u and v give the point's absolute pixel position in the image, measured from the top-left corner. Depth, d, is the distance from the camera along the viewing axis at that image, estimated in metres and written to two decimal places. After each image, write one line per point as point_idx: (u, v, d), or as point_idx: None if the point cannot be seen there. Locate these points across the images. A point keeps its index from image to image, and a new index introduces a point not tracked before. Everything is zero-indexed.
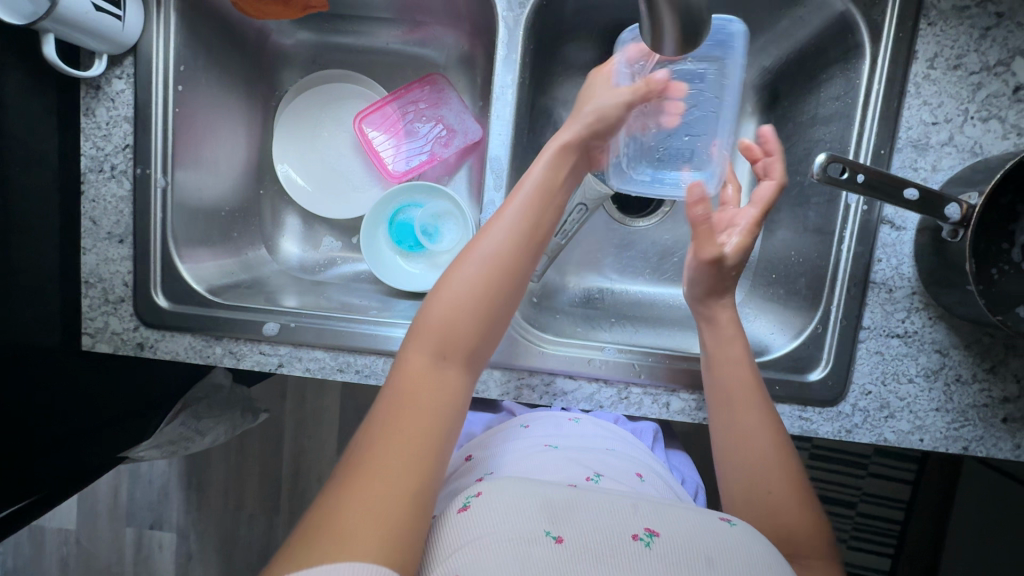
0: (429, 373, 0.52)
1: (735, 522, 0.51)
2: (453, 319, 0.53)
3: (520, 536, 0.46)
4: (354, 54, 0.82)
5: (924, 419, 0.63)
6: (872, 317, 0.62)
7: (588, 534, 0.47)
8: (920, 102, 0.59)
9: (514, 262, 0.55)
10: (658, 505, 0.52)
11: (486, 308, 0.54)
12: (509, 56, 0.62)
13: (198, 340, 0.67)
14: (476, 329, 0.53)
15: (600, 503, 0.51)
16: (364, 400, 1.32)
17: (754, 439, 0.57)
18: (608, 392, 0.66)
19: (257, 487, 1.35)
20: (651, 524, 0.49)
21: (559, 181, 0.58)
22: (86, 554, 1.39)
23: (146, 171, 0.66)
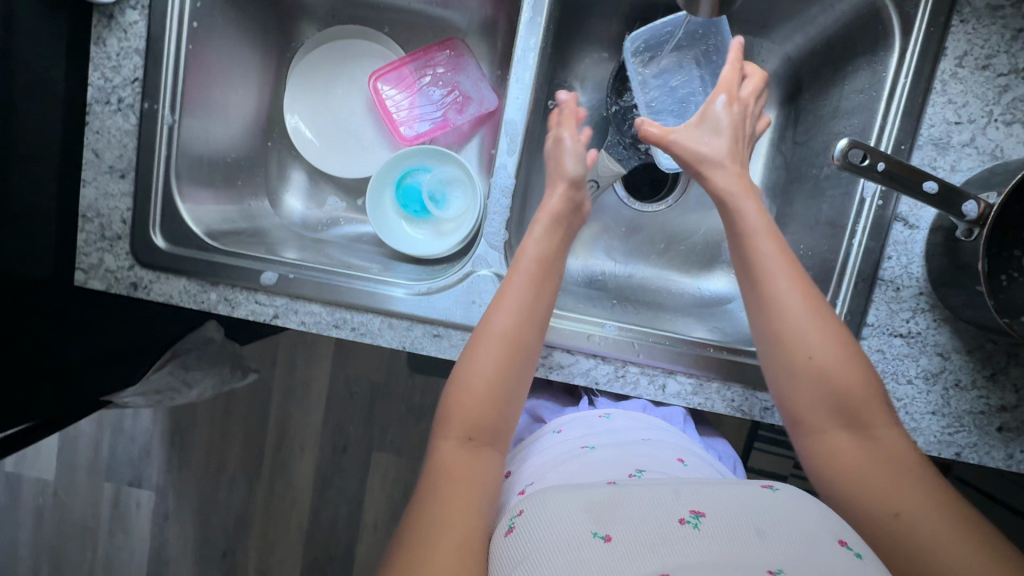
0: (466, 454, 0.56)
1: (777, 488, 0.51)
2: (475, 397, 0.57)
3: (568, 540, 0.45)
4: (374, 11, 0.80)
5: (919, 421, 0.62)
6: (877, 314, 0.62)
7: (636, 527, 0.46)
8: (945, 100, 0.58)
9: (524, 325, 0.59)
10: (700, 485, 0.50)
11: (504, 373, 0.58)
12: (533, 19, 0.61)
13: (193, 285, 0.66)
14: (496, 396, 0.58)
15: (642, 492, 0.49)
16: (355, 372, 1.31)
17: (790, 312, 0.56)
18: (605, 369, 0.65)
19: (240, 452, 1.34)
20: (696, 505, 0.48)
21: (552, 256, 0.63)
22: (62, 506, 1.37)
23: (153, 106, 0.64)
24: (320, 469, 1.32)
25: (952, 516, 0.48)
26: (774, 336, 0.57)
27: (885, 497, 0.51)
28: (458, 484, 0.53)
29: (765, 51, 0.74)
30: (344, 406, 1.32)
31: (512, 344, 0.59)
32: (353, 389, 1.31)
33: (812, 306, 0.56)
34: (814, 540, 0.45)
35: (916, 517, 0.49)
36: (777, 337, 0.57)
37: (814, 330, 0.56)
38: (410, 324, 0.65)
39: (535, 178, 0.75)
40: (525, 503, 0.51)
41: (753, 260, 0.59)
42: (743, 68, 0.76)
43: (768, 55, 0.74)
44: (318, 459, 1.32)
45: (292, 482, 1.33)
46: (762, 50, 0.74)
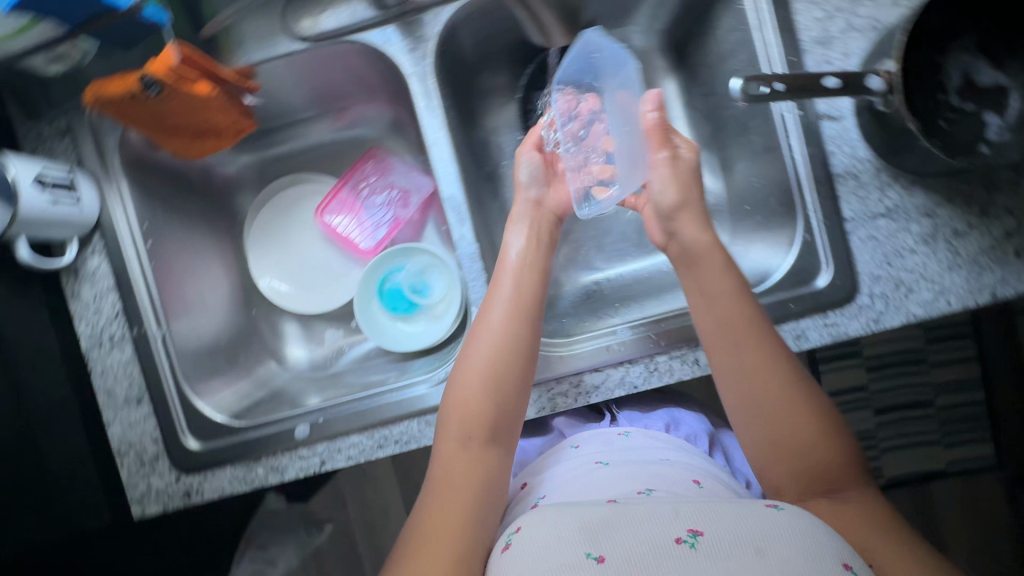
0: (461, 457, 0.59)
1: (782, 507, 0.53)
2: (467, 424, 0.60)
3: (562, 563, 0.49)
4: (295, 158, 0.86)
5: (942, 282, 0.63)
6: (850, 207, 0.63)
7: (627, 543, 0.50)
8: (806, 5, 0.62)
9: (501, 362, 0.61)
10: (697, 504, 0.53)
11: (473, 420, 0.60)
12: (430, 103, 0.67)
13: (239, 468, 0.67)
14: (476, 442, 0.59)
15: (640, 511, 0.53)
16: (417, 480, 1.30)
17: (728, 304, 0.60)
18: (637, 370, 0.65)
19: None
20: (694, 523, 0.51)
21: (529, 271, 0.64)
22: None
23: (142, 329, 0.68)
24: None
25: (909, 547, 0.53)
26: (733, 360, 0.59)
27: (861, 551, 0.53)
28: (446, 501, 0.57)
29: (640, 33, 0.79)
30: None
31: (507, 356, 0.61)
32: None
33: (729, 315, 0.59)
34: (819, 558, 0.48)
35: (886, 564, 0.52)
36: (721, 364, 0.60)
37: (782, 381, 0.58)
38: None
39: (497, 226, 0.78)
40: (521, 519, 0.55)
41: (693, 251, 0.62)
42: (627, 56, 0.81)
43: (644, 35, 0.80)
44: None
45: None
46: (637, 33, 0.79)
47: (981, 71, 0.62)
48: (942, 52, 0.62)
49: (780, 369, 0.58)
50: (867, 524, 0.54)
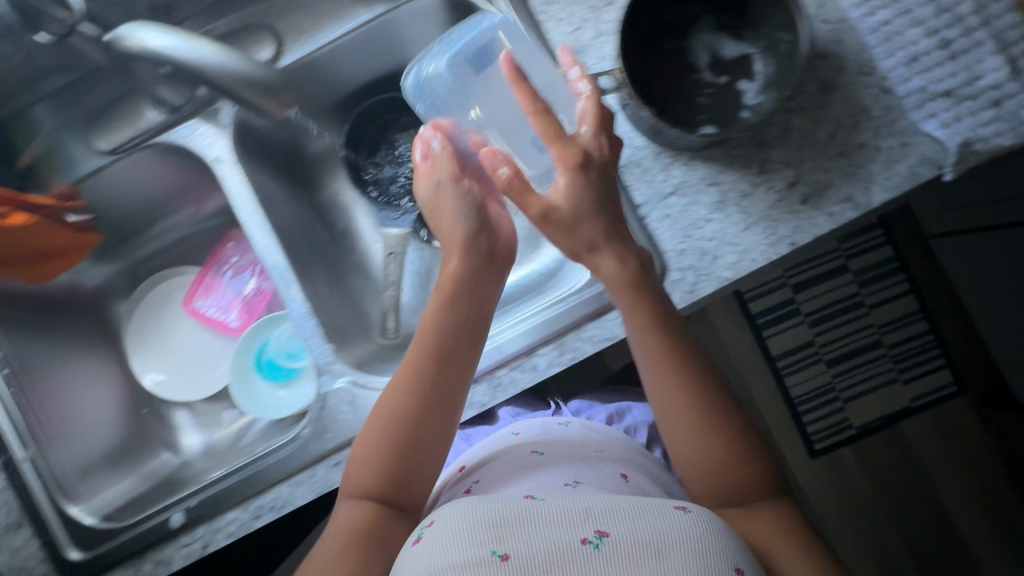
0: (359, 513, 0.58)
1: (688, 509, 0.52)
2: (388, 446, 0.60)
3: (467, 559, 0.48)
4: (160, 256, 0.90)
5: (742, 241, 0.66)
6: (641, 193, 0.67)
7: (535, 541, 0.49)
8: (555, 22, 0.68)
9: (421, 379, 0.62)
10: (611, 507, 0.52)
11: (386, 444, 0.60)
12: (236, 177, 0.70)
13: (130, 569, 0.68)
14: (391, 473, 0.59)
15: (555, 509, 0.52)
16: None
17: (632, 294, 0.60)
18: (482, 387, 0.68)
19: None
20: (603, 522, 0.50)
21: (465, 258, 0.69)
22: None
23: (8, 454, 0.69)
24: None
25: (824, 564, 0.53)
26: (667, 362, 0.62)
27: (757, 546, 0.56)
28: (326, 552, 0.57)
29: None
30: None
31: (430, 355, 0.63)
32: None
33: (656, 325, 0.61)
34: (716, 556, 0.48)
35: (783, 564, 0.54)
36: (652, 366, 0.62)
37: (681, 402, 0.62)
38: (309, 471, 0.67)
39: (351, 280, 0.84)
40: (435, 514, 0.55)
41: (611, 281, 0.61)
42: None
43: None
44: None
45: None
46: None
47: (725, 44, 0.67)
48: (682, 38, 0.67)
49: (698, 386, 0.62)
50: (777, 532, 0.56)
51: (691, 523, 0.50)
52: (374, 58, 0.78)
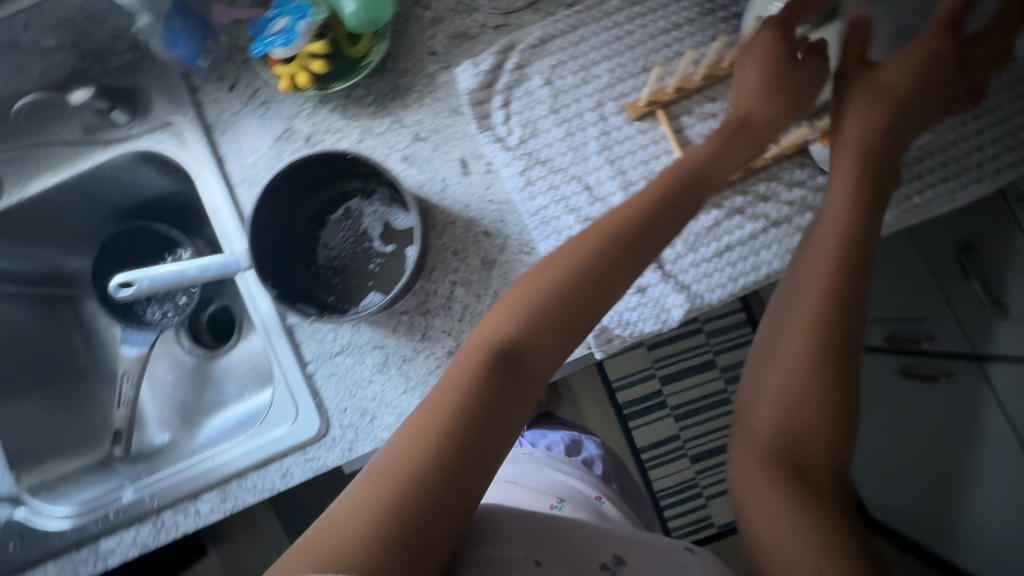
0: (412, 429, 0.45)
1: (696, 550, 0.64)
2: (464, 405, 0.46)
3: (511, 556, 0.55)
4: None
5: (399, 405, 0.69)
6: (311, 350, 0.71)
7: (568, 557, 0.58)
8: (248, 185, 0.73)
9: (444, 417, 0.45)
10: (613, 535, 0.63)
11: (424, 449, 0.44)
12: None
13: None
14: (410, 473, 0.43)
15: (579, 528, 0.62)
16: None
17: (835, 229, 0.57)
18: (146, 529, 0.70)
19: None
20: (619, 551, 0.60)
21: (604, 278, 0.52)
22: None
23: None
24: None
25: None
26: (816, 337, 0.53)
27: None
28: (363, 479, 0.44)
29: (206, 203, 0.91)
30: None
31: (557, 296, 0.51)
32: None
33: (847, 261, 0.55)
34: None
35: None
36: (756, 384, 0.57)
37: (814, 390, 0.52)
38: None
39: (97, 392, 0.89)
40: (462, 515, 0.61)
41: (549, 271, 0.53)
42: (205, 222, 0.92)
43: None
44: None
45: None
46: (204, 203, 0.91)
47: (397, 216, 0.72)
48: (351, 209, 0.73)
49: (824, 387, 0.52)
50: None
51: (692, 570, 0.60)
52: (103, 196, 0.83)
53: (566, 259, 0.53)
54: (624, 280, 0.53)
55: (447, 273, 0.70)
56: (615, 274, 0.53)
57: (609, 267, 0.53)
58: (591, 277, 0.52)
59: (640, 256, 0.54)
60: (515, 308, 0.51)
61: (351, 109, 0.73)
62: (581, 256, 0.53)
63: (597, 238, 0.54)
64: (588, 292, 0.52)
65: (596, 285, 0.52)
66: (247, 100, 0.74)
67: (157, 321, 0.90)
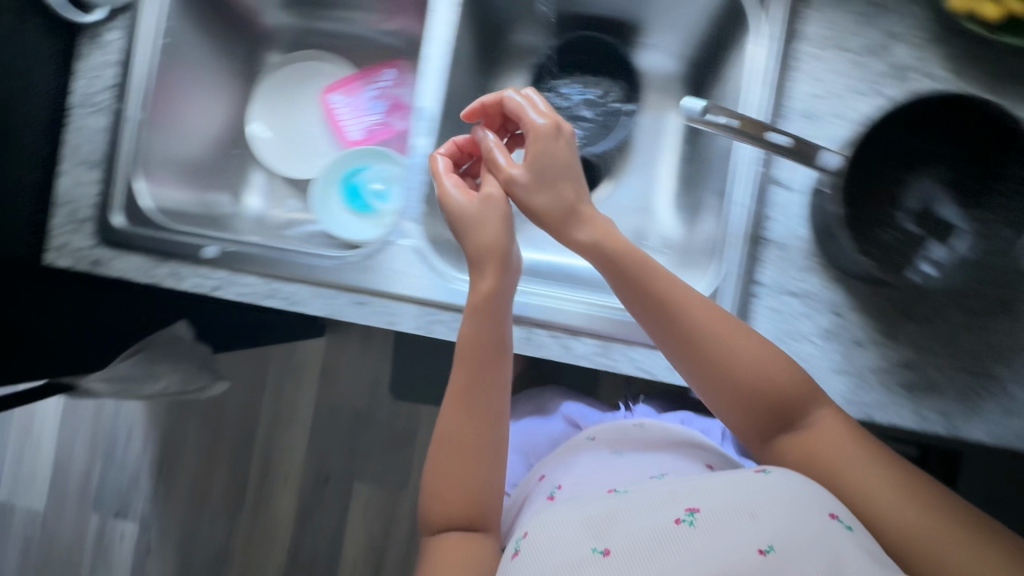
0: (453, 483, 0.57)
1: (770, 470, 0.53)
2: (791, 445, 0.56)
3: (567, 561, 0.47)
4: (330, 40, 0.93)
5: (823, 379, 0.64)
6: (769, 274, 0.65)
7: (637, 527, 0.49)
8: (807, 77, 0.64)
9: (484, 338, 0.58)
10: (695, 484, 0.52)
11: (471, 369, 0.58)
12: (442, 22, 0.73)
13: (148, 262, 0.73)
14: (485, 403, 0.58)
15: (640, 497, 0.52)
16: (335, 400, 1.72)
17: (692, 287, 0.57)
18: (515, 332, 0.69)
19: (227, 468, 1.78)
20: (690, 502, 0.50)
21: (686, 293, 0.57)
22: (48, 537, 1.81)
23: (123, 107, 0.74)
24: (300, 502, 1.73)
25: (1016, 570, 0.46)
26: (708, 348, 0.55)
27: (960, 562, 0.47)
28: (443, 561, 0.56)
29: (667, 57, 0.83)
30: (326, 440, 1.74)
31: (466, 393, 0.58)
32: (336, 415, 1.73)
33: (695, 331, 0.56)
34: (808, 511, 0.48)
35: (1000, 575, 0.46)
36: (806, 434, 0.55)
37: (741, 401, 0.56)
38: (337, 292, 0.71)
39: None
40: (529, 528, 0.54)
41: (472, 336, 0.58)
42: (651, 74, 0.84)
43: (671, 60, 0.83)
44: (299, 494, 1.73)
45: (272, 513, 1.75)
46: (665, 55, 0.83)
47: (943, 205, 0.63)
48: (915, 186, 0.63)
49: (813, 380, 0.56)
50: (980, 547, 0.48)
51: (837, 534, 0.46)
52: None
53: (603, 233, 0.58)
54: (757, 343, 0.56)
55: (953, 290, 0.63)
56: (707, 316, 0.56)
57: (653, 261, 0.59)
58: (659, 285, 0.57)
59: (561, 120, 0.60)
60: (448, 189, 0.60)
61: (964, 67, 0.63)
62: (503, 156, 0.61)
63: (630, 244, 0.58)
64: (526, 182, 0.59)
65: (778, 373, 0.55)
66: None
67: None
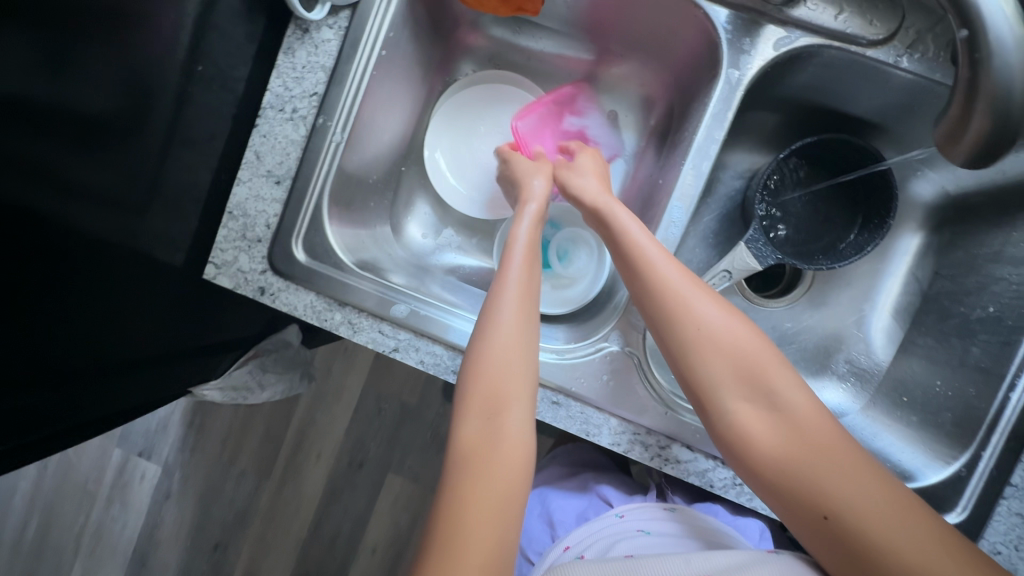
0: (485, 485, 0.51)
1: (778, 555, 0.58)
2: (822, 526, 0.50)
3: None
4: (534, 63, 0.82)
5: None
6: (1022, 475, 0.58)
7: None
8: None
9: (522, 343, 0.59)
10: (710, 552, 0.59)
11: (508, 376, 0.57)
12: (721, 112, 0.60)
13: (321, 302, 0.65)
14: (506, 420, 0.55)
15: (654, 563, 0.58)
16: (387, 391, 1.44)
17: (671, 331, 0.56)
18: (723, 473, 0.62)
19: (263, 428, 1.46)
20: (704, 570, 0.57)
21: (777, 373, 0.54)
22: (62, 472, 1.47)
23: (326, 122, 0.64)
24: (331, 480, 1.44)
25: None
26: (785, 433, 0.52)
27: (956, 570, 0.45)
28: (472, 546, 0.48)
29: (921, 177, 0.73)
30: (370, 420, 1.44)
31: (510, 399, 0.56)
32: (382, 407, 1.44)
33: (768, 419, 0.53)
34: None
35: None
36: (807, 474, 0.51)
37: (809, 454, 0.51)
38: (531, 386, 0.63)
39: None
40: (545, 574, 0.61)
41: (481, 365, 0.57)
42: None
43: (924, 182, 0.73)
44: (331, 470, 1.44)
45: (301, 488, 1.45)
46: (919, 175, 0.73)
47: None
48: None
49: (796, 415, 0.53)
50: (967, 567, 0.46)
51: None
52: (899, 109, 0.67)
53: (707, 319, 0.56)
54: (830, 430, 0.52)
55: None
56: (778, 388, 0.54)
57: (753, 336, 0.56)
58: (687, 316, 0.56)
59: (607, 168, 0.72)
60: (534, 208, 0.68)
61: None
62: (635, 216, 0.62)
63: (748, 328, 0.56)
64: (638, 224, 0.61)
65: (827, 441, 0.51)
66: None
67: (767, 262, 0.69)
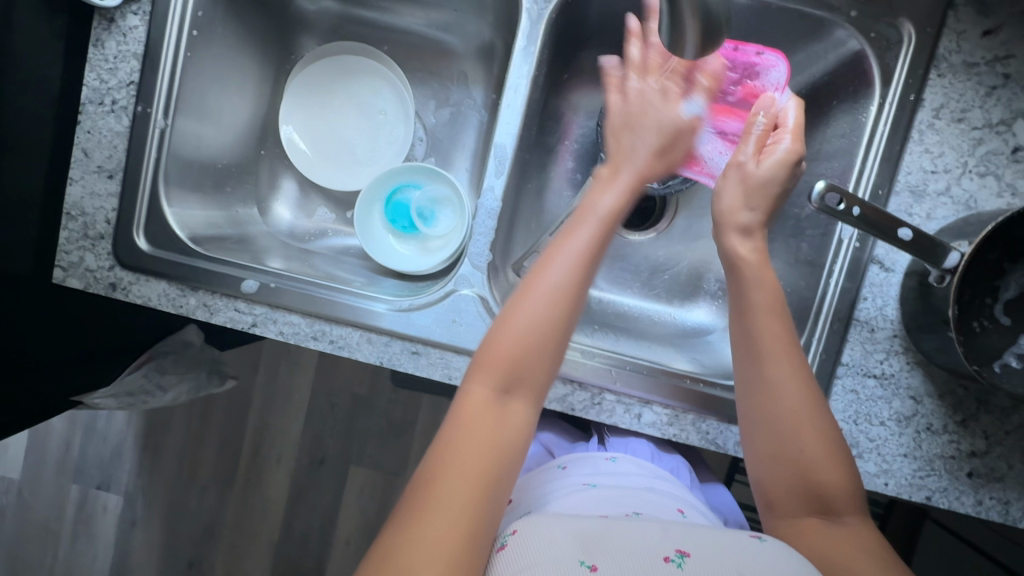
0: (488, 411, 0.49)
1: (765, 539, 0.53)
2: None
3: (554, 568, 0.46)
4: (376, 30, 0.82)
5: (891, 463, 0.63)
6: (851, 354, 0.62)
7: (621, 556, 0.48)
8: (921, 149, 0.60)
9: (573, 297, 0.52)
10: (689, 530, 0.53)
11: (542, 341, 0.51)
12: (528, 47, 0.63)
13: (173, 289, 0.66)
14: (534, 379, 0.51)
15: (632, 531, 0.52)
16: (335, 385, 1.37)
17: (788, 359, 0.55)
18: (582, 395, 0.65)
19: (218, 439, 1.40)
20: (681, 545, 0.51)
21: (820, 450, 0.54)
22: (21, 515, 1.43)
23: (146, 109, 0.65)
24: (294, 480, 1.38)
25: None
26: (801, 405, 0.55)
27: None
28: (465, 457, 0.47)
29: None
30: (324, 417, 1.37)
31: (541, 344, 0.51)
32: (334, 401, 1.37)
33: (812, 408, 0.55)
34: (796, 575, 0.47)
35: None
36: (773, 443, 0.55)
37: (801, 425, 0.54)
38: (388, 340, 0.65)
39: (524, 203, 0.75)
40: (518, 524, 0.53)
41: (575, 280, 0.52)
42: None
43: None
44: (293, 472, 1.38)
45: (265, 494, 1.39)
46: None
47: None
48: None
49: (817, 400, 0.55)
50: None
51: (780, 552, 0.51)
52: None
53: (787, 387, 0.55)
54: (852, 498, 0.53)
55: None
56: (829, 469, 0.54)
57: (808, 411, 0.55)
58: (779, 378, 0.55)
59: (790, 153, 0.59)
60: (648, 121, 0.59)
61: None
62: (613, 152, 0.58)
63: (795, 367, 0.55)
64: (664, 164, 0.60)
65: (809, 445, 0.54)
66: (990, 57, 0.58)
67: None
